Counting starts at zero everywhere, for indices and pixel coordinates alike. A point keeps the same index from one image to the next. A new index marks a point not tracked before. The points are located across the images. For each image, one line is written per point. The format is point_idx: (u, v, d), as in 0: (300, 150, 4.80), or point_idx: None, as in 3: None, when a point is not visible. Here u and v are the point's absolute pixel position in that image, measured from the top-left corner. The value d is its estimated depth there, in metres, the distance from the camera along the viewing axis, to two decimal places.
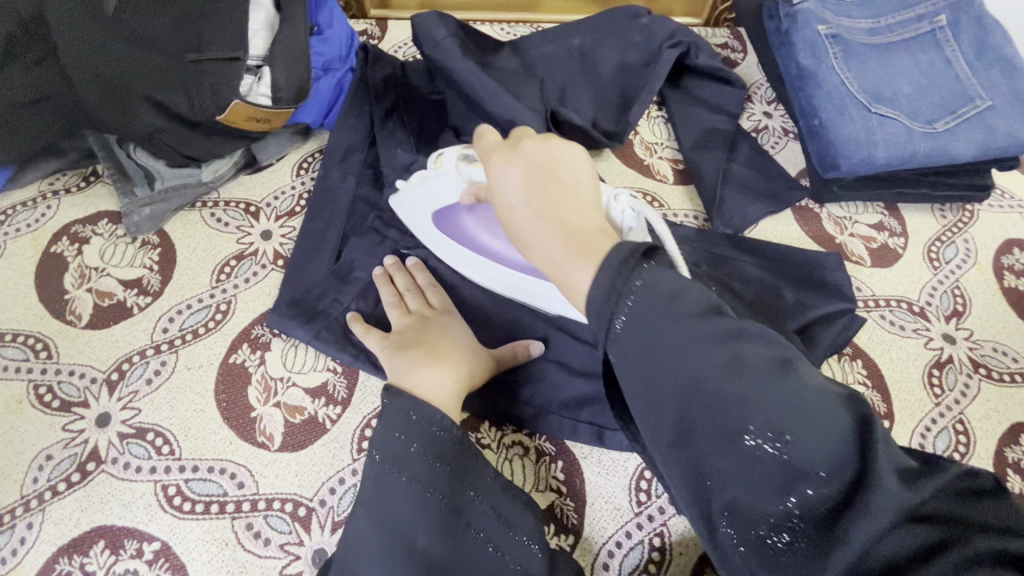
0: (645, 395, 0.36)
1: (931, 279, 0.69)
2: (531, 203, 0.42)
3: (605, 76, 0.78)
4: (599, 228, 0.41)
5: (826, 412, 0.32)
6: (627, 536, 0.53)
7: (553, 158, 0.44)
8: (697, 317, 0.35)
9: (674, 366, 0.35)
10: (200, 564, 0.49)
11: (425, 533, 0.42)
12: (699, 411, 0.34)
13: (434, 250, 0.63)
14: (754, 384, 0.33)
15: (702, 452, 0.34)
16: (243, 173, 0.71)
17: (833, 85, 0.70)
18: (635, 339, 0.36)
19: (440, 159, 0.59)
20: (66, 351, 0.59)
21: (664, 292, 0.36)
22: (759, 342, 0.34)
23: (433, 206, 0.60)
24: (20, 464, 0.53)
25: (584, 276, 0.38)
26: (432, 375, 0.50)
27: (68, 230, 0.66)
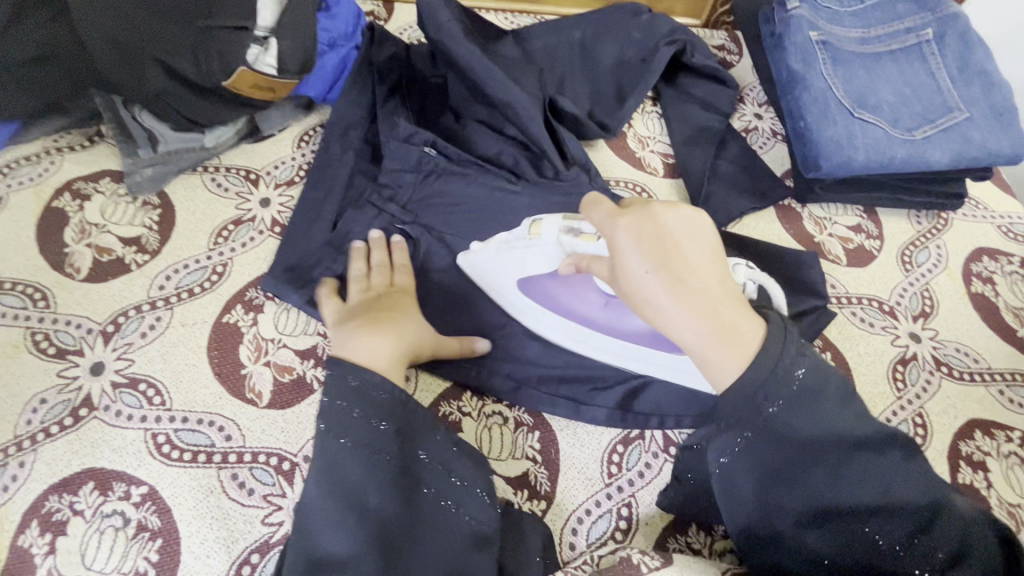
0: (790, 486, 0.42)
1: (902, 281, 0.72)
2: (675, 278, 0.43)
3: (604, 68, 0.81)
4: (743, 309, 0.43)
5: (958, 520, 0.41)
6: (596, 505, 0.56)
7: (694, 229, 0.45)
8: (856, 424, 0.43)
9: (825, 466, 0.42)
10: (185, 509, 0.51)
11: (374, 490, 0.44)
12: (839, 506, 0.42)
13: (522, 318, 0.62)
14: (897, 492, 0.41)
15: (824, 534, 0.42)
16: (245, 142, 0.73)
17: (821, 89, 0.72)
18: (794, 433, 0.41)
19: (536, 227, 0.56)
20: (64, 302, 0.60)
21: (831, 404, 0.42)
22: (898, 452, 0.42)
23: (518, 272, 0.60)
24: (15, 405, 0.54)
25: (732, 366, 0.41)
26: (373, 342, 0.52)
27: (70, 185, 0.67)
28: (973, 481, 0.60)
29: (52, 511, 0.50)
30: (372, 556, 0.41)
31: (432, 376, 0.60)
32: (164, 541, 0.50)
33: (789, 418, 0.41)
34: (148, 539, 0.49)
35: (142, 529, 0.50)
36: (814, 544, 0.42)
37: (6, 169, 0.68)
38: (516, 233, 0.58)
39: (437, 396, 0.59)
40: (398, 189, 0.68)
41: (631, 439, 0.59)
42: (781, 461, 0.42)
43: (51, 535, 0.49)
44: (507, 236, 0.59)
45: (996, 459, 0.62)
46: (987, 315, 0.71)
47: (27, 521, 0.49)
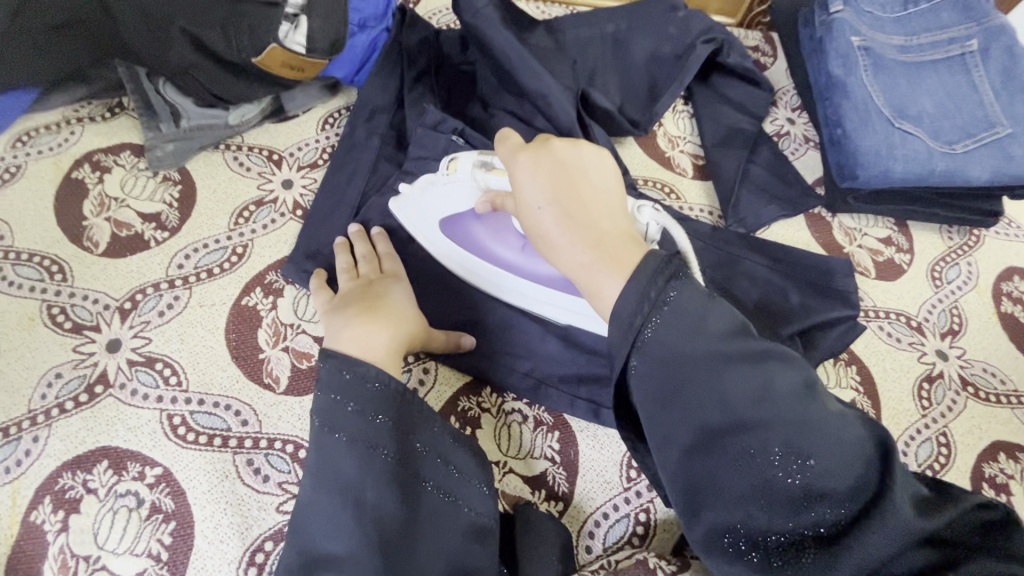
0: (667, 404, 0.39)
1: (931, 297, 0.71)
2: (562, 205, 0.44)
3: (636, 64, 0.79)
4: (629, 236, 0.43)
5: (842, 435, 0.38)
6: (614, 509, 0.55)
7: (589, 164, 0.46)
8: (733, 337, 0.40)
9: (703, 383, 0.39)
10: (200, 493, 0.50)
11: (374, 488, 0.43)
12: (721, 427, 0.39)
13: (446, 260, 0.61)
14: (781, 405, 0.38)
15: (713, 460, 0.39)
16: (269, 121, 0.71)
17: (862, 97, 0.71)
18: (665, 346, 0.39)
19: (454, 164, 0.57)
20: (81, 276, 0.59)
21: (704, 315, 0.40)
22: (784, 366, 0.39)
23: (440, 211, 0.60)
24: (29, 379, 0.53)
25: (612, 286, 0.41)
26: (367, 331, 0.51)
27: (90, 157, 0.66)
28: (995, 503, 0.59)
29: (66, 488, 0.49)
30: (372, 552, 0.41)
31: (452, 370, 0.60)
32: (178, 524, 0.49)
33: (662, 331, 0.39)
34: (162, 522, 0.49)
35: (156, 511, 0.49)
36: (709, 473, 0.39)
37: (26, 137, 0.66)
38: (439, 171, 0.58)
39: (456, 391, 0.59)
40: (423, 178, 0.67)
41: None
42: (658, 381, 0.40)
43: (64, 513, 0.48)
44: (431, 176, 0.59)
45: (1020, 482, 0.61)
46: (1016, 336, 0.69)
47: (40, 497, 0.49)
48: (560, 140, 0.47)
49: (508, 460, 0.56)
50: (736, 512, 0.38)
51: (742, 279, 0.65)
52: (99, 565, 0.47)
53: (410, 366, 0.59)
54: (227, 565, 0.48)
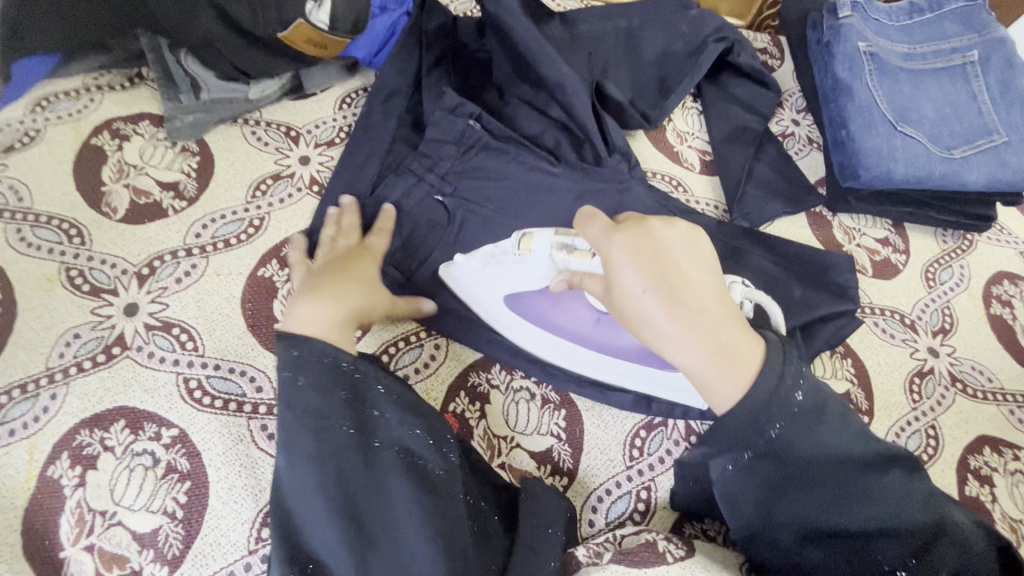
0: (790, 501, 0.44)
1: (924, 296, 0.73)
2: (666, 294, 0.45)
3: (649, 59, 0.80)
4: (737, 325, 0.46)
5: (964, 543, 0.42)
6: (617, 485, 0.57)
7: (689, 248, 0.48)
8: (855, 445, 0.45)
9: (823, 486, 0.43)
10: (215, 455, 0.51)
11: (335, 456, 0.45)
12: (843, 528, 0.43)
13: (508, 332, 0.60)
14: (896, 508, 0.43)
15: (832, 557, 0.43)
16: (287, 98, 0.72)
17: (865, 100, 0.73)
18: (792, 449, 0.43)
19: (527, 242, 0.55)
20: (99, 240, 0.60)
21: (828, 423, 0.44)
22: (903, 475, 0.44)
23: (507, 286, 0.58)
24: (48, 339, 0.54)
25: (731, 388, 0.43)
26: (312, 307, 0.52)
27: (109, 124, 0.66)
28: (979, 493, 0.62)
29: (83, 445, 0.50)
30: (346, 518, 0.44)
31: (463, 347, 0.61)
32: (193, 484, 0.50)
33: (786, 434, 0.43)
34: (178, 481, 0.49)
35: (172, 471, 0.50)
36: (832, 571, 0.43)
37: (44, 103, 0.66)
38: (504, 246, 0.57)
39: (467, 367, 0.60)
40: (439, 160, 0.68)
41: (654, 425, 0.60)
42: (776, 481, 0.44)
43: (81, 468, 0.49)
44: (493, 249, 0.57)
45: (1003, 475, 0.63)
46: (1004, 337, 0.72)
47: (58, 452, 0.49)
48: (658, 220, 0.49)
49: (515, 436, 0.58)
50: None
51: (745, 271, 0.67)
52: (114, 520, 0.48)
53: (423, 341, 0.61)
54: (240, 526, 0.49)
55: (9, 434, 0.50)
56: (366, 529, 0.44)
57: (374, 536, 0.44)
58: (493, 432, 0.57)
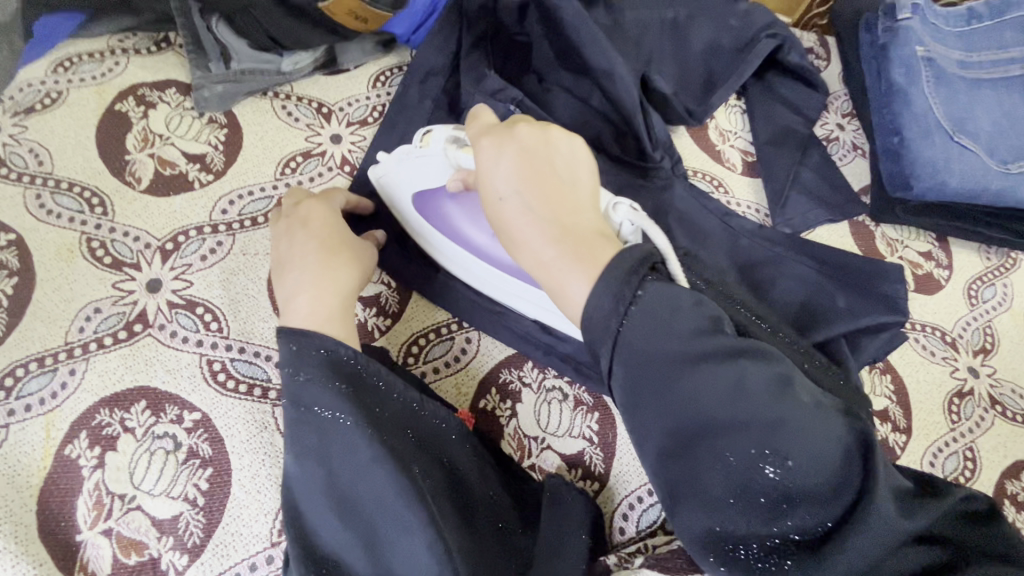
0: (640, 400, 0.41)
1: (966, 315, 0.71)
2: (525, 196, 0.44)
3: (695, 52, 0.77)
4: (598, 231, 0.44)
5: (819, 431, 0.39)
6: (648, 493, 0.55)
7: (559, 153, 0.47)
8: (705, 334, 0.40)
9: (671, 380, 0.40)
10: (239, 442, 0.49)
11: (344, 457, 0.44)
12: (696, 427, 0.39)
13: (413, 233, 0.59)
14: (751, 401, 0.39)
15: (685, 459, 0.40)
16: (320, 73, 0.68)
17: (922, 109, 0.71)
18: (637, 344, 0.40)
19: (428, 136, 0.56)
20: (123, 211, 0.57)
21: (672, 310, 0.40)
22: (761, 364, 0.40)
23: (414, 184, 0.57)
24: (67, 311, 0.52)
25: (578, 284, 0.41)
26: (300, 301, 0.50)
27: (134, 91, 0.63)
28: (1015, 519, 0.61)
29: (102, 425, 0.48)
30: (359, 525, 0.43)
31: (495, 343, 0.59)
32: (215, 471, 0.48)
33: (635, 330, 0.40)
34: (199, 467, 0.48)
35: (193, 456, 0.48)
36: (686, 474, 0.40)
37: (66, 64, 0.63)
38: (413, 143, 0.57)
39: (499, 363, 0.58)
40: None
41: None
42: (630, 382, 0.41)
43: (100, 449, 0.47)
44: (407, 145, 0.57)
45: None
46: None
47: (76, 431, 0.47)
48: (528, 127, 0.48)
49: (546, 437, 0.56)
50: (713, 515, 0.39)
51: (786, 279, 0.65)
52: (133, 505, 0.46)
53: (454, 334, 0.59)
54: (263, 516, 0.47)
55: (26, 411, 0.48)
56: (376, 536, 0.42)
57: (383, 551, 0.42)
58: (523, 431, 0.56)
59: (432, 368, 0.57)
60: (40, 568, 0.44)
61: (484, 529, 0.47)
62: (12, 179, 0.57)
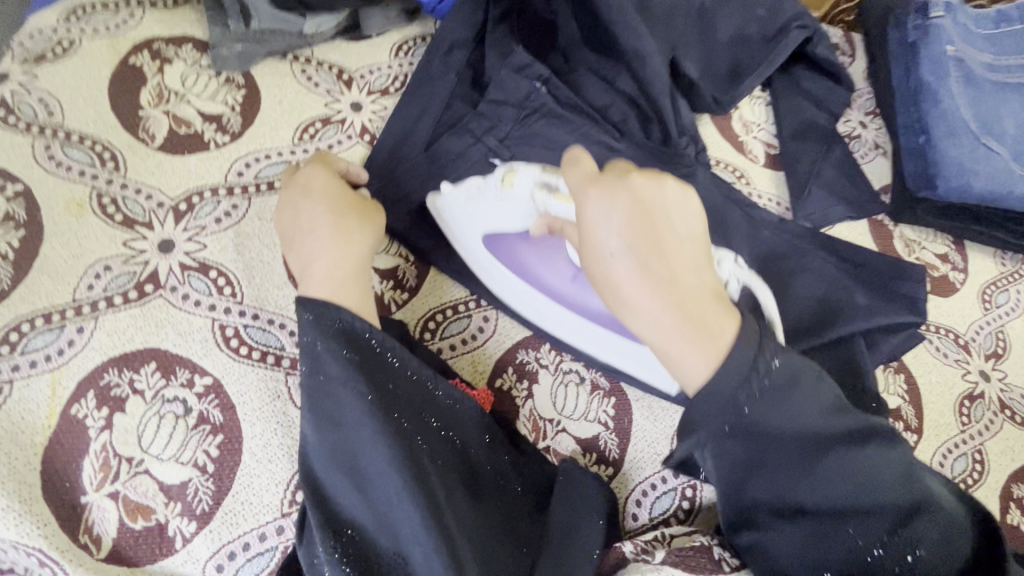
0: (760, 478, 0.41)
1: (979, 318, 0.71)
2: (641, 258, 0.39)
3: (723, 39, 0.75)
4: (716, 296, 0.40)
5: (944, 519, 0.41)
6: (662, 481, 0.55)
7: (672, 204, 0.41)
8: (835, 416, 0.41)
9: (796, 459, 0.40)
10: (251, 410, 0.48)
11: (355, 430, 0.42)
12: (815, 507, 0.41)
13: (478, 270, 0.57)
14: (879, 486, 0.40)
15: (804, 538, 0.41)
16: (341, 39, 0.66)
17: (949, 108, 0.72)
18: (768, 427, 0.39)
19: (511, 176, 0.51)
20: (135, 168, 0.55)
21: (806, 394, 0.40)
22: (883, 445, 0.41)
23: (487, 224, 0.54)
24: (76, 267, 0.50)
25: (701, 365, 0.38)
26: (317, 267, 0.49)
27: (150, 45, 0.61)
28: (1019, 522, 0.61)
29: (110, 385, 0.46)
30: (368, 496, 0.42)
31: (512, 322, 0.58)
32: (226, 439, 0.46)
33: (769, 415, 0.39)
34: (210, 434, 0.46)
35: (204, 422, 0.46)
36: (804, 551, 0.41)
37: (79, 12, 0.60)
38: (490, 178, 0.52)
39: (516, 344, 0.57)
40: (499, 124, 0.64)
41: None
42: (753, 460, 0.40)
43: (108, 410, 0.46)
44: (481, 180, 0.53)
45: None
46: None
47: (83, 390, 0.46)
48: (639, 172, 0.41)
49: (562, 420, 0.55)
50: None
51: (806, 274, 0.65)
52: (141, 468, 0.45)
53: (472, 311, 0.58)
54: (274, 486, 0.46)
55: (31, 366, 0.46)
56: (385, 509, 0.41)
57: (392, 526, 0.41)
58: (539, 413, 0.55)
59: (448, 345, 0.56)
60: (43, 529, 0.43)
61: (489, 508, 0.47)
62: (21, 128, 0.55)
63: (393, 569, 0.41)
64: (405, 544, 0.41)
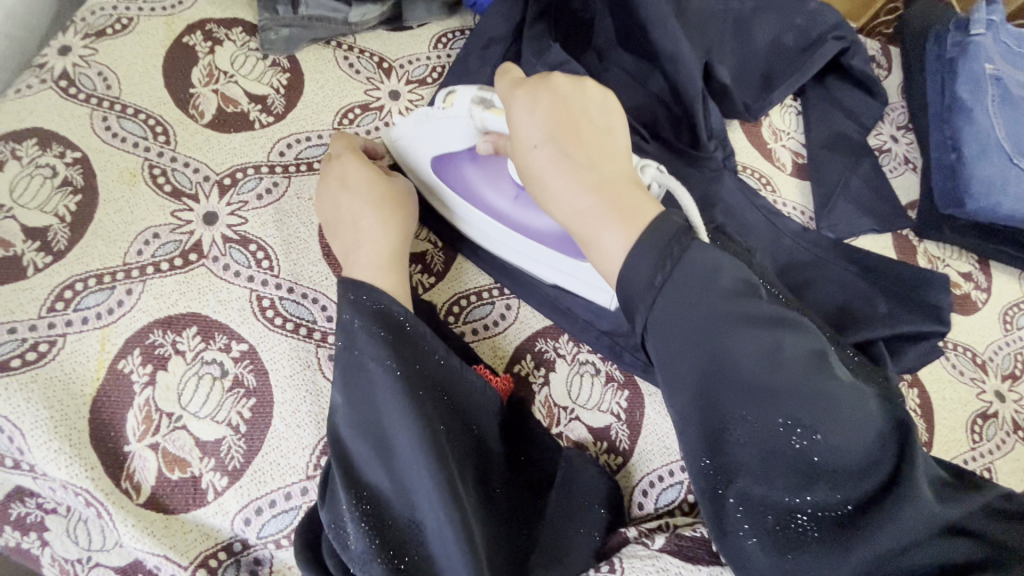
0: (672, 363, 0.42)
1: (1000, 339, 0.71)
2: (560, 144, 0.43)
3: (759, 47, 0.75)
4: (636, 188, 0.44)
5: (854, 411, 0.40)
6: (670, 473, 0.56)
7: (593, 104, 0.46)
8: (751, 302, 0.41)
9: (707, 342, 0.41)
10: (283, 376, 0.50)
11: (384, 401, 0.44)
12: (726, 393, 0.41)
13: (429, 196, 0.61)
14: (789, 370, 0.40)
15: (711, 422, 0.41)
16: (383, 28, 0.69)
17: (983, 127, 0.71)
18: (681, 305, 0.41)
19: (451, 97, 0.56)
20: (184, 142, 0.58)
21: (710, 271, 0.41)
22: (800, 336, 0.41)
23: (435, 148, 0.59)
24: (127, 233, 0.53)
25: (619, 243, 0.41)
26: (359, 252, 0.52)
27: (203, 26, 0.63)
28: None
29: (156, 345, 0.49)
30: (391, 466, 0.43)
31: (533, 312, 0.60)
32: (258, 402, 0.49)
33: (685, 295, 0.41)
34: (243, 397, 0.49)
35: (239, 385, 0.49)
36: (714, 440, 0.41)
37: None
38: (435, 105, 0.57)
39: (536, 332, 0.59)
40: None
41: None
42: (669, 349, 0.41)
43: (152, 367, 0.49)
44: (427, 108, 0.58)
45: None
46: None
47: (130, 348, 0.49)
48: (562, 76, 0.46)
49: (575, 409, 0.57)
50: (736, 480, 0.41)
51: (825, 283, 0.65)
52: (180, 424, 0.48)
53: (495, 299, 0.60)
54: (301, 450, 0.49)
55: (83, 322, 0.49)
56: (403, 482, 0.43)
57: (409, 495, 0.43)
58: (554, 400, 0.57)
59: (470, 329, 0.58)
60: (90, 472, 0.46)
61: (496, 495, 0.48)
62: (80, 99, 0.57)
63: (409, 536, 0.43)
64: (418, 513, 0.43)
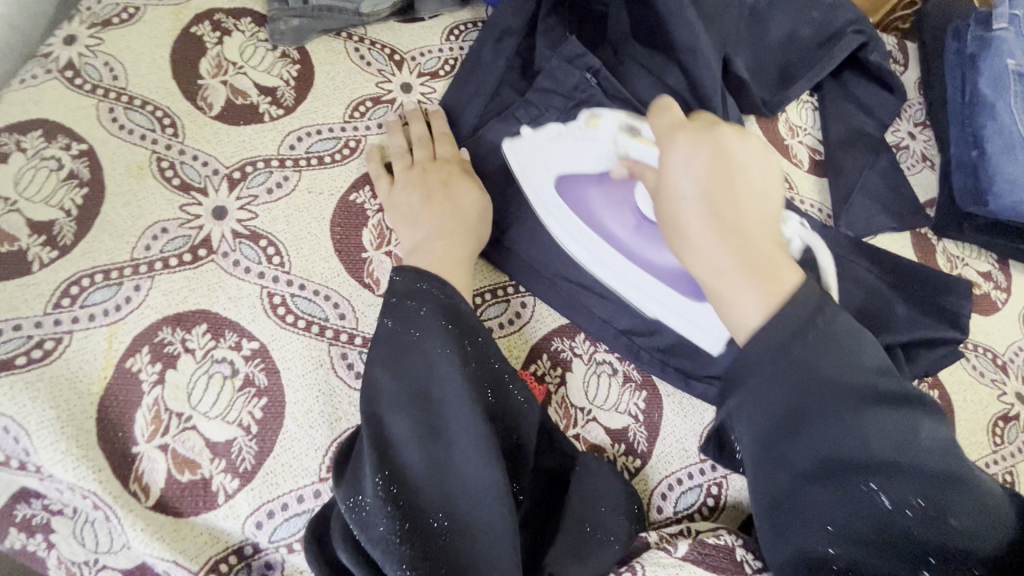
0: (791, 428, 0.42)
1: (1020, 340, 0.70)
2: (712, 200, 0.44)
3: (776, 41, 0.74)
4: (777, 252, 0.45)
5: (981, 497, 0.41)
6: (689, 476, 0.55)
7: (747, 159, 0.47)
8: (880, 379, 0.43)
9: (832, 411, 0.41)
10: (295, 375, 0.49)
11: (455, 401, 0.43)
12: (849, 463, 0.41)
13: (541, 211, 0.59)
14: (921, 448, 0.41)
15: (824, 490, 0.41)
16: (395, 19, 0.67)
17: (1007, 123, 0.70)
18: (810, 373, 0.42)
19: (595, 121, 0.60)
20: (193, 134, 0.57)
21: (843, 345, 0.43)
22: (929, 418, 0.43)
23: (563, 167, 0.60)
24: (135, 227, 0.52)
25: (752, 304, 0.43)
26: (435, 245, 0.52)
27: (212, 16, 0.62)
28: None
29: (164, 343, 0.48)
30: (430, 446, 0.42)
31: (549, 310, 0.59)
32: (269, 402, 0.48)
33: (813, 357, 0.42)
34: (254, 396, 0.48)
35: (249, 384, 0.48)
36: (821, 506, 0.42)
37: None
38: (572, 125, 0.61)
39: (552, 331, 0.58)
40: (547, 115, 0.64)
41: None
42: (786, 405, 0.42)
43: (161, 366, 0.47)
44: (562, 127, 0.61)
45: None
46: None
47: (138, 346, 0.48)
48: (724, 128, 0.47)
49: (593, 409, 0.56)
50: (844, 551, 0.41)
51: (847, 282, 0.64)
52: (189, 424, 0.46)
53: (509, 297, 0.59)
54: (314, 452, 0.48)
55: (90, 319, 0.48)
56: (440, 465, 0.41)
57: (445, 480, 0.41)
58: (571, 401, 0.55)
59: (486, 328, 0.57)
60: (98, 474, 0.45)
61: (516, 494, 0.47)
62: (86, 90, 0.56)
63: (434, 526, 0.40)
64: (453, 502, 0.41)
